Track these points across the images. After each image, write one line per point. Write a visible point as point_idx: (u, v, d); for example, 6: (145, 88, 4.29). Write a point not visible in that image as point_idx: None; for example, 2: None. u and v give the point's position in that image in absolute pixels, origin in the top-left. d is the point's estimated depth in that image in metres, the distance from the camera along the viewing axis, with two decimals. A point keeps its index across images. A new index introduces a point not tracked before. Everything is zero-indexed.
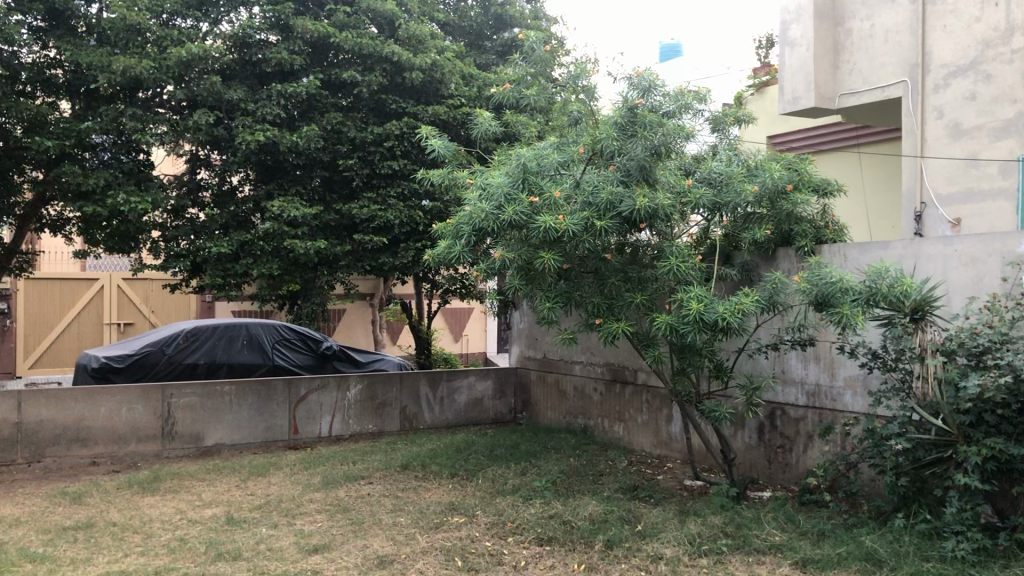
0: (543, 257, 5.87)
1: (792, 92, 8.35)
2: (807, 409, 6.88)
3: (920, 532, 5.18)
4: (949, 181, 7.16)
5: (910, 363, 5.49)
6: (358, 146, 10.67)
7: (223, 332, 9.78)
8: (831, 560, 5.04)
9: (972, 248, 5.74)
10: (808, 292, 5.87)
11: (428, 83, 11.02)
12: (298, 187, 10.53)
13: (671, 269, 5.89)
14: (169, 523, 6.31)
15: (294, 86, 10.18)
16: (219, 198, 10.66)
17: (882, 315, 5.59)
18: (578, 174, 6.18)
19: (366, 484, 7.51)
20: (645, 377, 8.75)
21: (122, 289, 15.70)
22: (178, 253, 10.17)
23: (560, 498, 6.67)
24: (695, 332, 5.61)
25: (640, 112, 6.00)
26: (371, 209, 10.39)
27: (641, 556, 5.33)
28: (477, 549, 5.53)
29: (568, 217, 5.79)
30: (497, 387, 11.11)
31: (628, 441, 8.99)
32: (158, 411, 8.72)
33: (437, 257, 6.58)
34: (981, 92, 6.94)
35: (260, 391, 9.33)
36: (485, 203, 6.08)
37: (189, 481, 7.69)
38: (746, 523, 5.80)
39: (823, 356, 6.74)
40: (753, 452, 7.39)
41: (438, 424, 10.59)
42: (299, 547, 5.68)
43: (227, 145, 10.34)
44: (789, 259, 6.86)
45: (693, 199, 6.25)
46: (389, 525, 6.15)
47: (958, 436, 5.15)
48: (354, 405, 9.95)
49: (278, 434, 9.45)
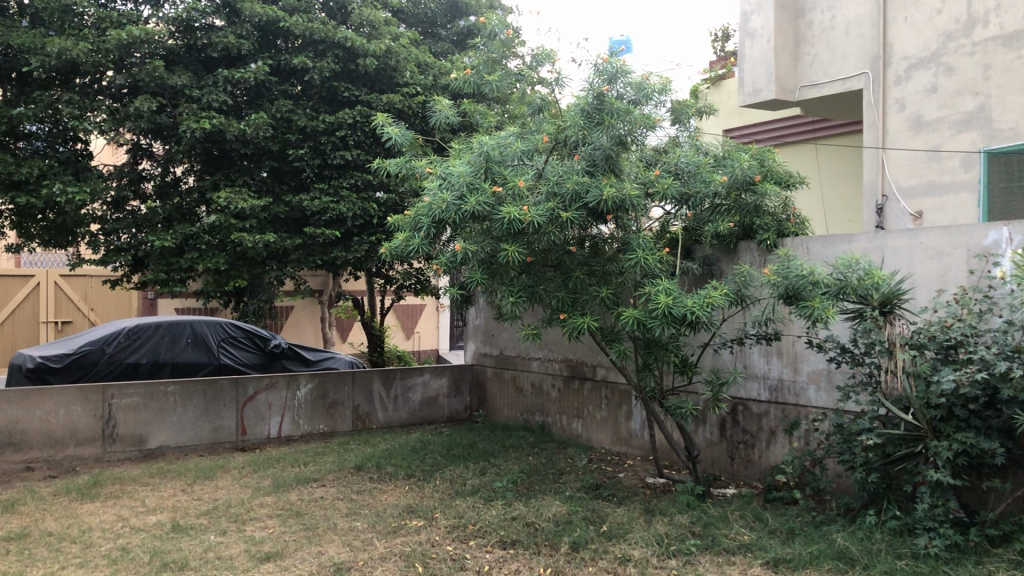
0: (506, 250, 5.66)
1: (753, 84, 8.28)
2: (770, 404, 6.79)
3: (891, 529, 5.09)
4: (910, 174, 7.13)
5: (878, 357, 5.40)
6: (308, 136, 10.34)
7: (167, 330, 9.40)
8: (803, 560, 4.92)
9: (938, 241, 5.67)
10: (777, 286, 5.74)
11: (382, 70, 10.72)
12: (245, 178, 10.16)
13: (637, 262, 5.75)
14: (110, 532, 5.96)
15: (242, 72, 9.85)
16: (162, 189, 10.26)
17: (851, 309, 5.50)
18: (541, 165, 6.01)
19: (319, 487, 7.22)
20: (604, 373, 8.59)
21: (59, 286, 15.07)
22: (119, 247, 9.77)
23: (521, 499, 6.47)
24: (663, 327, 5.45)
25: (608, 99, 5.83)
26: (322, 201, 10.09)
27: (608, 558, 5.16)
28: (438, 554, 5.30)
29: (533, 208, 5.58)
30: (452, 385, 10.88)
31: (586, 438, 8.84)
32: (98, 412, 8.33)
33: (394, 251, 6.31)
34: (942, 84, 6.91)
35: (206, 392, 8.98)
36: (445, 193, 5.83)
37: (131, 486, 7.33)
38: (714, 522, 5.66)
39: (787, 351, 6.65)
40: (715, 449, 7.28)
41: (392, 423, 10.33)
42: (250, 555, 5.39)
43: (170, 133, 9.94)
44: (751, 253, 6.74)
45: (660, 188, 6.14)
46: (345, 530, 5.88)
47: (927, 432, 5.07)
48: (304, 405, 9.63)
49: (225, 436, 9.11)
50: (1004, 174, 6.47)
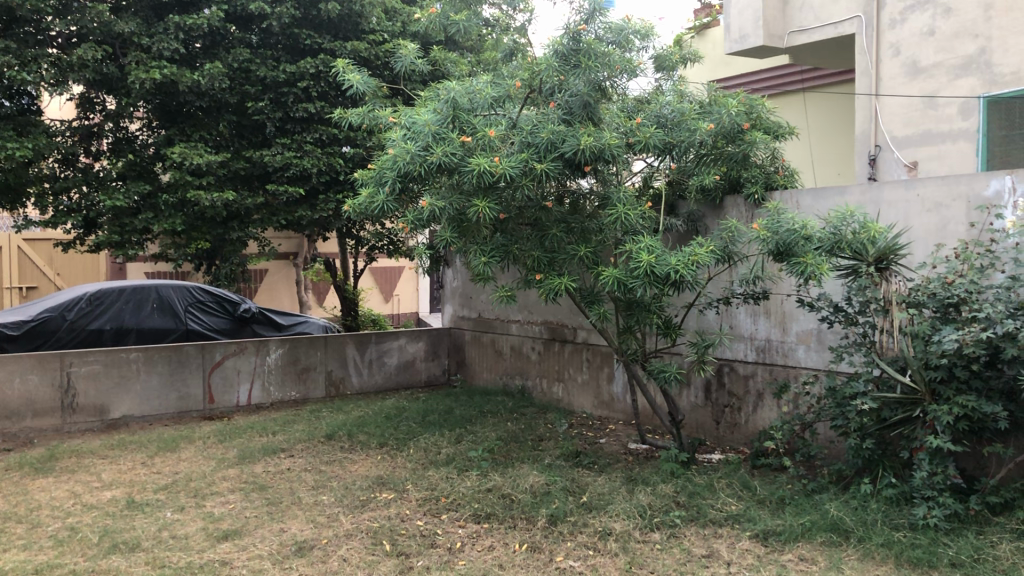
0: (476, 206, 5.25)
1: (740, 30, 7.89)
2: (756, 365, 6.49)
3: (888, 498, 4.80)
4: (905, 123, 6.77)
5: (873, 316, 5.09)
6: (269, 87, 9.86)
7: (131, 295, 8.98)
8: (794, 532, 4.62)
9: (934, 192, 5.35)
10: (767, 241, 5.36)
11: (346, 16, 10.23)
12: (202, 133, 9.67)
13: (617, 217, 5.41)
14: (59, 511, 5.59)
15: (194, 18, 9.35)
16: (115, 145, 9.80)
17: (845, 265, 5.17)
18: (514, 114, 5.64)
19: (286, 458, 6.88)
20: (585, 335, 8.27)
21: (23, 250, 14.52)
22: (69, 207, 9.41)
23: (498, 468, 6.15)
24: (645, 286, 5.10)
25: (585, 41, 5.46)
26: (286, 156, 9.63)
27: (588, 532, 4.85)
28: (408, 531, 4.97)
29: (505, 159, 5.20)
30: (429, 348, 10.55)
31: (567, 402, 8.54)
32: (57, 381, 7.93)
33: (358, 207, 5.92)
34: (940, 27, 6.53)
35: (171, 359, 8.60)
36: (409, 143, 5.42)
37: (88, 459, 6.97)
38: (699, 491, 5.36)
39: (775, 310, 6.33)
40: (700, 412, 6.98)
41: (367, 389, 10.00)
42: (207, 533, 5.05)
43: (120, 85, 9.44)
44: (737, 208, 6.40)
45: (642, 138, 5.72)
46: (310, 505, 5.55)
47: (925, 394, 4.79)
48: (274, 371, 9.27)
49: (192, 404, 8.75)
50: (1004, 122, 6.14)
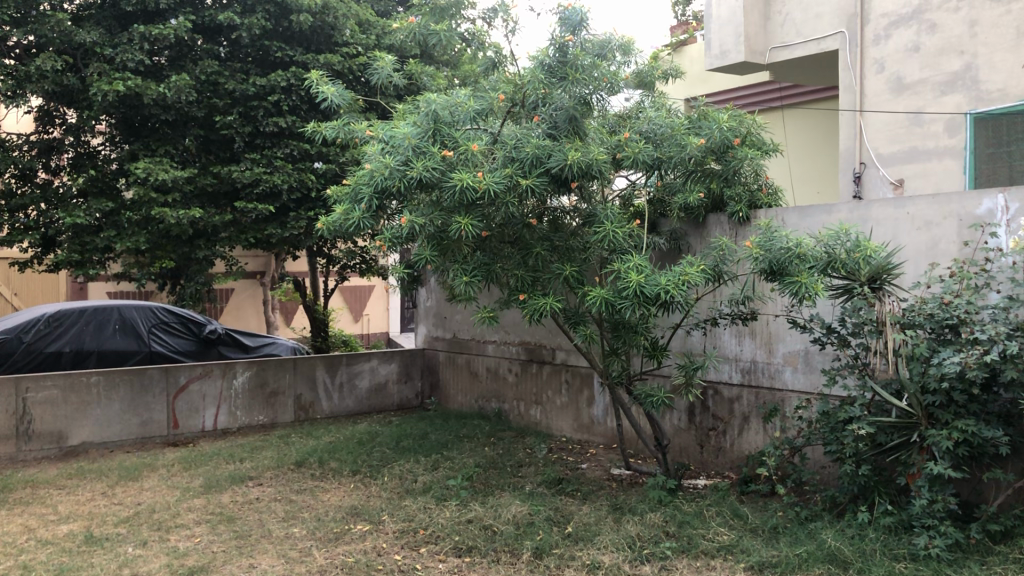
0: (458, 223, 5.04)
1: (721, 45, 7.82)
2: (741, 387, 6.32)
3: (886, 527, 4.62)
4: (889, 140, 6.68)
5: (867, 337, 4.93)
6: (239, 101, 9.61)
7: (92, 316, 8.65)
8: (791, 564, 4.42)
9: (925, 210, 5.22)
10: (759, 260, 5.20)
11: (319, 28, 10.02)
12: (167, 147, 9.38)
13: (604, 235, 5.22)
14: (11, 547, 5.25)
15: (160, 28, 9.05)
16: (76, 160, 9.46)
17: (838, 285, 5.02)
18: (496, 129, 5.47)
19: (254, 487, 6.58)
20: (563, 356, 8.06)
21: None
22: (26, 225, 9.06)
23: (477, 497, 5.91)
24: (634, 308, 4.90)
25: (572, 52, 5.30)
26: (255, 172, 9.36)
27: (576, 566, 4.62)
28: (385, 566, 4.71)
29: (488, 174, 5.00)
30: (401, 370, 10.29)
31: (546, 425, 8.32)
32: (12, 407, 7.57)
33: (332, 225, 5.67)
34: (925, 43, 6.45)
35: (133, 382, 8.26)
36: (389, 158, 5.20)
37: (45, 490, 6.62)
38: (689, 520, 5.15)
39: (761, 331, 6.17)
40: (684, 436, 6.79)
41: (338, 413, 9.70)
42: (171, 570, 4.76)
43: (80, 97, 9.12)
44: (720, 226, 6.25)
45: (630, 153, 5.54)
46: (280, 538, 5.27)
47: (921, 418, 4.62)
48: (242, 395, 8.96)
49: (155, 430, 8.40)
50: (992, 139, 6.05)
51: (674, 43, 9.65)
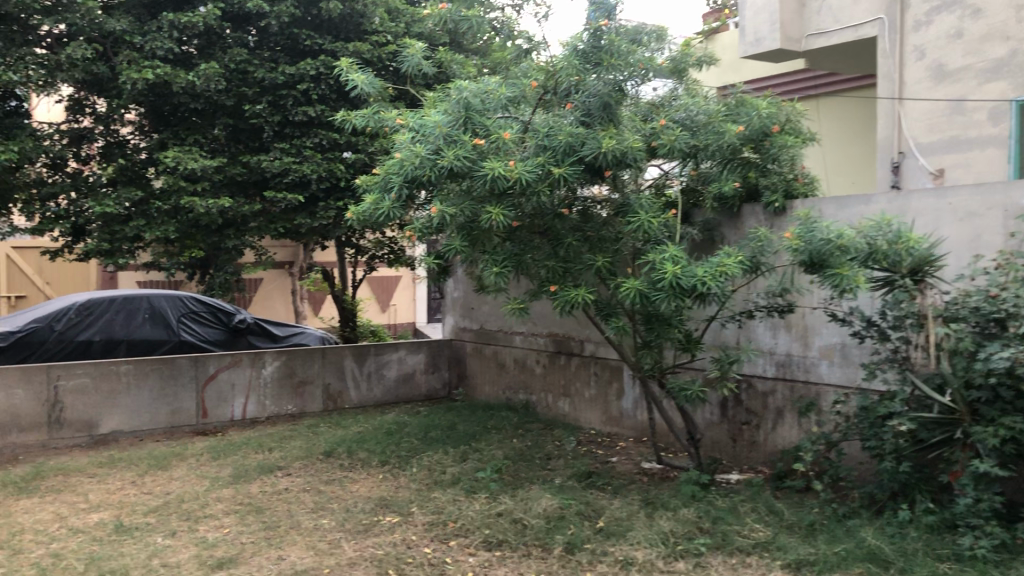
0: (490, 213, 4.97)
1: (756, 32, 7.67)
2: (776, 381, 6.21)
3: (928, 526, 4.50)
4: (930, 128, 6.52)
5: (908, 331, 4.80)
6: (267, 89, 9.59)
7: (122, 305, 8.67)
8: (829, 562, 4.31)
9: (967, 200, 5.07)
10: (798, 252, 5.09)
11: (348, 16, 9.97)
12: (196, 136, 9.40)
13: (639, 225, 5.12)
14: (42, 535, 5.26)
15: (189, 16, 9.05)
16: (106, 149, 9.49)
17: (879, 277, 4.89)
18: (527, 117, 5.39)
19: (283, 478, 6.56)
20: (593, 348, 7.97)
21: (11, 259, 14.12)
22: (56, 215, 9.12)
23: (507, 490, 5.84)
24: (669, 300, 4.80)
25: (607, 38, 5.22)
26: (284, 162, 9.33)
27: (608, 562, 4.55)
28: (415, 559, 4.66)
29: (520, 163, 4.93)
30: (429, 360, 10.25)
31: (575, 417, 8.24)
32: (43, 395, 7.60)
33: (361, 215, 5.62)
34: (968, 29, 6.27)
35: (163, 371, 8.27)
36: (419, 146, 5.13)
37: (75, 478, 6.64)
38: (723, 516, 5.06)
39: (796, 324, 6.05)
40: (716, 430, 6.68)
41: (366, 403, 9.67)
42: (200, 561, 4.73)
43: (110, 85, 9.12)
44: (755, 216, 6.13)
45: (666, 141, 5.44)
46: (309, 529, 5.23)
47: (964, 414, 4.50)
48: (270, 385, 8.95)
49: (185, 419, 8.42)
50: None
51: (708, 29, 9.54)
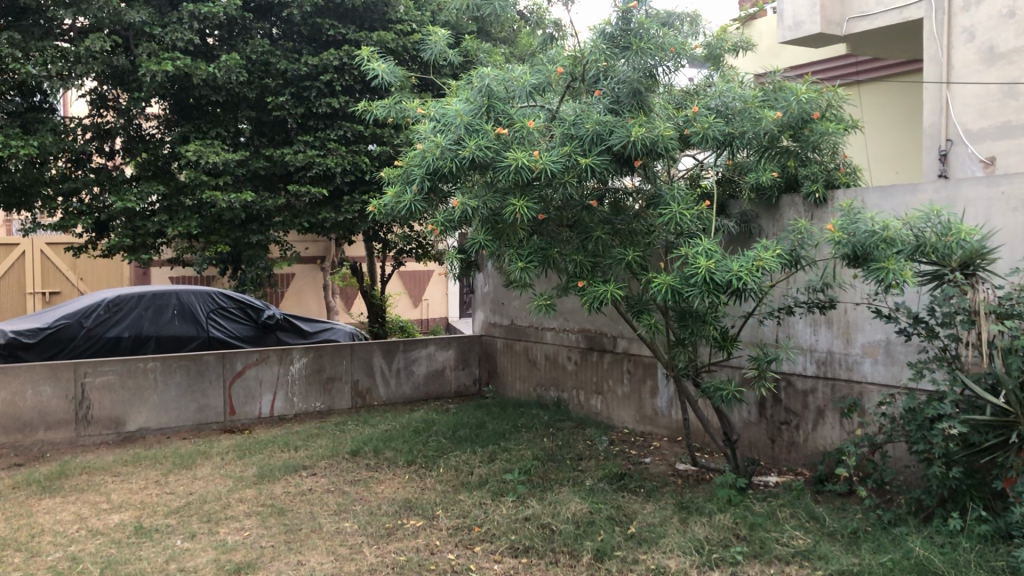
0: (513, 206, 4.78)
1: (794, 17, 7.40)
2: (816, 379, 5.95)
3: (981, 535, 4.23)
4: (980, 114, 6.21)
5: (957, 327, 4.53)
6: (291, 81, 9.49)
7: (151, 301, 8.60)
8: (874, 572, 4.06)
9: (1021, 188, 4.76)
10: (841, 245, 4.83)
11: (372, 5, 9.84)
12: (218, 129, 9.32)
13: (671, 218, 4.89)
14: (61, 537, 5.16)
15: (209, 7, 8.99)
16: (129, 143, 9.41)
17: (926, 271, 4.62)
18: (554, 105, 5.19)
19: (308, 478, 6.42)
20: (626, 345, 7.74)
21: (45, 254, 14.19)
22: (79, 209, 8.99)
23: (536, 493, 5.65)
24: (703, 296, 4.57)
25: (636, 20, 4.99)
26: (308, 155, 9.21)
27: (639, 571, 4.34)
28: (438, 565, 4.49)
29: (545, 153, 4.73)
30: (459, 357, 10.09)
31: (607, 415, 8.02)
32: (70, 392, 7.55)
33: (383, 209, 5.47)
34: (1021, 8, 5.94)
35: (190, 368, 8.18)
36: (440, 137, 4.94)
37: (99, 477, 6.56)
38: (761, 522, 4.82)
39: (838, 320, 5.78)
40: (754, 430, 6.43)
41: (395, 400, 9.53)
42: (218, 566, 4.60)
43: (131, 78, 9.04)
44: (795, 208, 5.87)
45: (699, 129, 5.21)
46: (331, 533, 5.08)
47: (1020, 416, 4.19)
48: (298, 381, 8.84)
49: (212, 416, 8.33)
50: None
51: (745, 13, 9.25)
